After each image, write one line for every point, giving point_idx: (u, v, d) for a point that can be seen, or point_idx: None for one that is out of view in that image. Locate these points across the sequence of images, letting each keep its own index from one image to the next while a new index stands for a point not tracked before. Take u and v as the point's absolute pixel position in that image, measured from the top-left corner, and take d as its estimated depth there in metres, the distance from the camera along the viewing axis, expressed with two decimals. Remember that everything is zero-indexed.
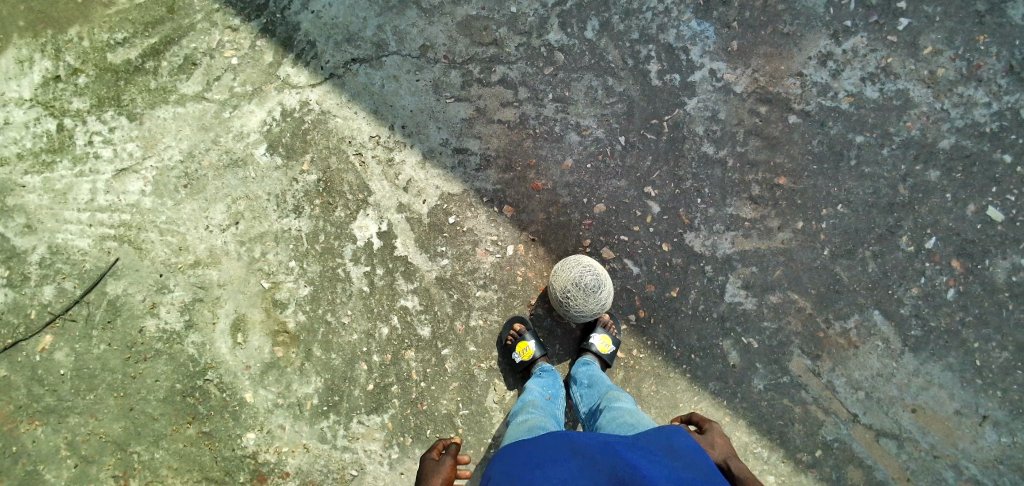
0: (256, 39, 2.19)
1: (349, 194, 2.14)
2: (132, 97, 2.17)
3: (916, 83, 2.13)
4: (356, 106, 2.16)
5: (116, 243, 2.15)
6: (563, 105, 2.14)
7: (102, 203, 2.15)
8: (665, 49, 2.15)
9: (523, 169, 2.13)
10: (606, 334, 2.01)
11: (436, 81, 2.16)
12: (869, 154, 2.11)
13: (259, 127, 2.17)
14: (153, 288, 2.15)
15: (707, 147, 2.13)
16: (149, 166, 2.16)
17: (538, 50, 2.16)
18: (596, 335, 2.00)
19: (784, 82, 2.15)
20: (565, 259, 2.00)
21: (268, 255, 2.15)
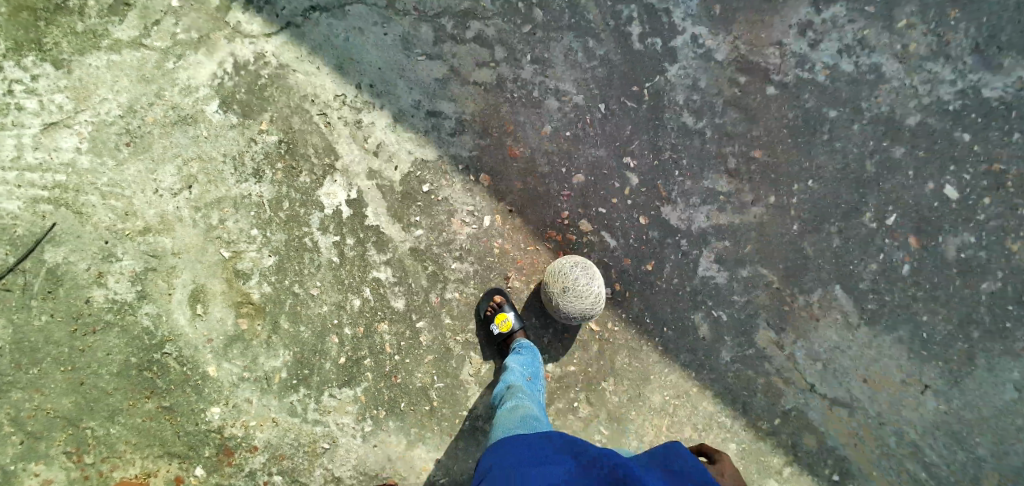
0: None
1: (314, 158, 2.01)
2: (56, 40, 1.92)
3: (889, 57, 2.19)
4: (319, 61, 1.98)
5: (51, 207, 1.95)
6: (542, 68, 2.05)
7: (30, 161, 1.93)
8: (648, 10, 2.09)
9: (500, 136, 2.06)
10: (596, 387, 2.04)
11: (404, 35, 2.00)
12: (841, 129, 2.20)
13: (209, 80, 1.96)
14: (98, 256, 1.99)
15: (687, 117, 2.14)
16: (83, 120, 1.94)
17: (516, 5, 2.03)
18: None
19: (764, 51, 2.16)
20: (567, 258, 1.96)
21: (227, 222, 2.01)
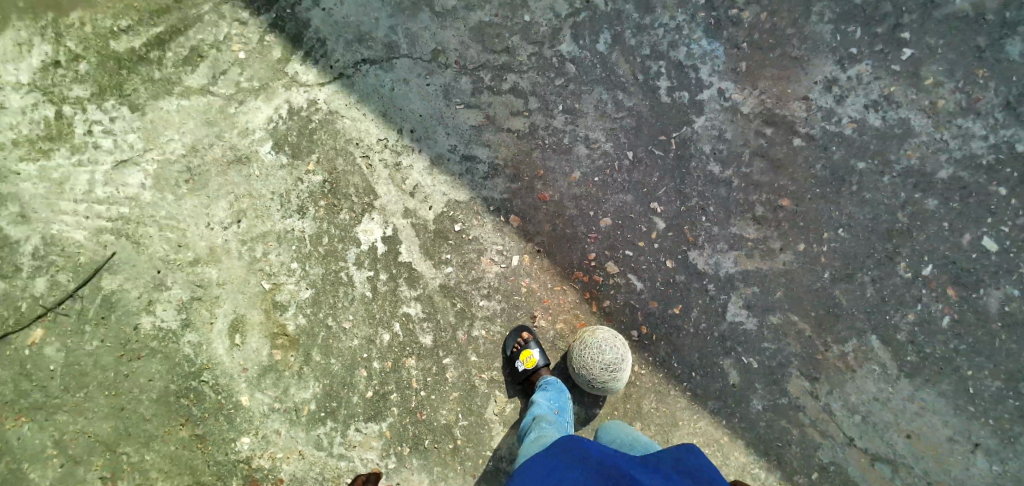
0: (264, 34, 2.12)
1: (355, 197, 2.12)
2: (135, 87, 2.11)
3: (917, 112, 2.21)
4: (365, 108, 2.12)
5: (114, 237, 2.11)
6: (573, 117, 2.14)
7: (100, 195, 2.10)
8: (675, 65, 2.16)
9: (531, 180, 2.14)
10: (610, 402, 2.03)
11: (445, 86, 2.12)
12: (869, 181, 2.21)
13: (265, 124, 2.12)
14: (150, 284, 2.11)
15: (713, 166, 2.19)
16: (149, 159, 2.11)
17: (550, 60, 2.13)
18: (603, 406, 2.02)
19: (791, 105, 2.19)
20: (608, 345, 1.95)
21: (270, 255, 2.13)
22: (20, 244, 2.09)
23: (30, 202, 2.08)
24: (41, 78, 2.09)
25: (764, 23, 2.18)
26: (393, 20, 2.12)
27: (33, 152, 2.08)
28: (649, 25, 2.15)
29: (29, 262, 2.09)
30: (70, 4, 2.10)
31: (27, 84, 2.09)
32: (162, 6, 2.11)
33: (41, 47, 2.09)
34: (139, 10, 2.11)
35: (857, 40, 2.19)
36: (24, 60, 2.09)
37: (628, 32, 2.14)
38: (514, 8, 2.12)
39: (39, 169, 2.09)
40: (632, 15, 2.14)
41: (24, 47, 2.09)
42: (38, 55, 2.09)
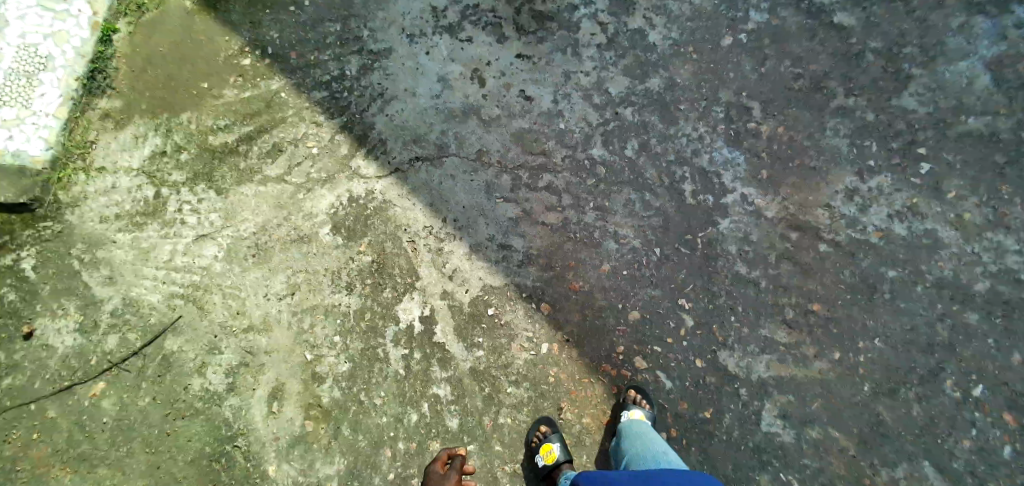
0: (336, 134, 2.47)
1: (398, 277, 2.29)
2: (223, 174, 2.45)
3: (944, 224, 2.25)
4: (415, 198, 2.37)
5: (183, 301, 2.33)
6: (603, 214, 2.30)
7: (178, 263, 2.37)
8: (699, 171, 2.34)
9: (562, 269, 2.27)
10: (639, 410, 2.08)
11: (488, 182, 2.36)
12: (903, 290, 2.20)
13: (327, 209, 2.38)
14: (206, 347, 2.29)
15: (740, 267, 2.24)
16: (224, 234, 2.38)
17: (583, 162, 2.37)
18: (629, 411, 2.08)
19: (814, 212, 2.29)
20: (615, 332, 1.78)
21: (316, 328, 2.28)
22: (102, 303, 2.34)
23: (119, 266, 2.37)
24: (149, 164, 2.47)
25: (781, 136, 2.38)
26: (445, 126, 2.45)
27: (130, 225, 2.40)
28: (673, 135, 2.40)
29: (107, 320, 2.33)
30: (183, 106, 2.54)
31: (137, 169, 2.47)
32: (254, 110, 2.52)
33: (153, 139, 2.51)
34: (236, 113, 2.52)
35: (873, 153, 2.35)
36: (138, 148, 2.49)
37: (653, 140, 2.39)
38: (552, 118, 2.43)
39: (133, 239, 2.39)
40: (657, 126, 2.41)
41: (139, 139, 2.51)
42: (150, 145, 2.50)
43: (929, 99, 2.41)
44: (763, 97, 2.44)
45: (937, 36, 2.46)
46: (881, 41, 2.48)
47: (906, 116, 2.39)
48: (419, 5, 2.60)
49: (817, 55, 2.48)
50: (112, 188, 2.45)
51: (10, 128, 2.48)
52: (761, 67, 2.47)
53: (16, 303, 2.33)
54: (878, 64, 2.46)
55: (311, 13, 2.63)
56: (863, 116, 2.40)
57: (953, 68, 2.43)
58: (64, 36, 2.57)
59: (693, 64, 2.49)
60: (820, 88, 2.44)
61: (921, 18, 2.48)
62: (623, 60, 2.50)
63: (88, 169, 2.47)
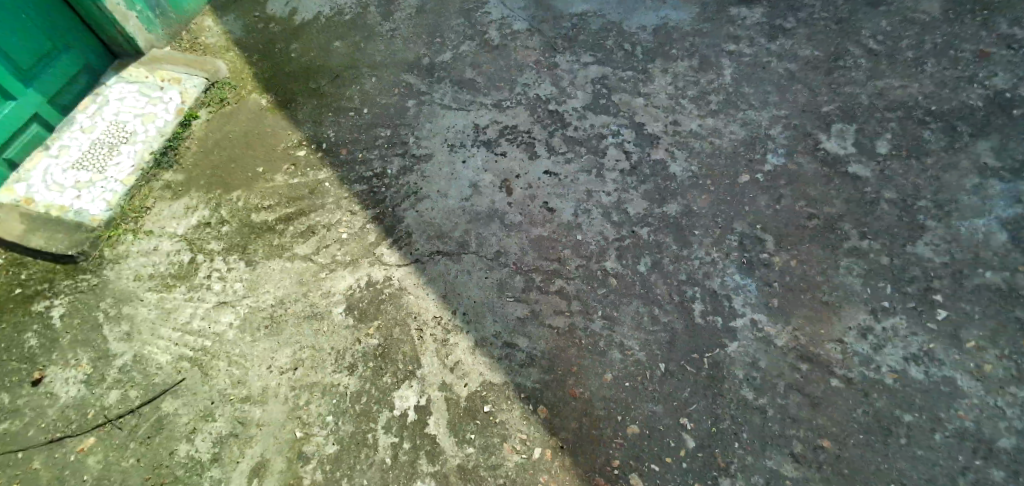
0: (367, 223, 2.64)
1: (401, 362, 2.30)
2: (256, 248, 2.61)
3: (962, 372, 2.16)
4: (430, 288, 2.46)
5: (189, 364, 2.36)
6: (610, 323, 2.34)
7: (194, 327, 2.44)
8: (710, 292, 2.38)
9: (564, 373, 2.25)
10: None
11: (502, 280, 2.46)
12: (920, 436, 2.07)
13: (344, 290, 2.48)
14: (200, 413, 2.25)
15: (747, 391, 2.18)
16: (243, 304, 2.48)
17: (595, 271, 2.45)
18: None
19: (825, 345, 2.25)
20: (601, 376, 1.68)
21: (311, 405, 2.24)
22: (114, 358, 2.38)
23: (139, 324, 2.45)
24: (193, 233, 2.68)
25: (794, 268, 2.42)
26: (469, 225, 2.60)
27: (160, 286, 2.54)
28: (686, 256, 2.47)
29: (113, 375, 2.34)
30: (236, 185, 2.80)
31: (180, 236, 2.67)
32: (299, 195, 2.74)
33: (201, 211, 2.74)
34: (281, 196, 2.75)
35: (888, 295, 2.33)
36: (186, 218, 2.72)
37: (666, 259, 2.46)
38: (570, 229, 2.56)
39: (159, 299, 2.51)
40: (671, 246, 2.50)
41: (190, 210, 2.74)
42: (197, 216, 2.72)
43: (944, 249, 2.40)
44: (777, 231, 2.51)
45: (950, 194, 2.52)
46: (894, 192, 2.55)
47: (922, 263, 2.38)
48: (463, 122, 2.93)
49: (831, 199, 2.57)
50: (154, 251, 2.63)
51: (82, 188, 2.78)
52: (775, 203, 2.58)
53: (35, 349, 2.41)
54: (892, 213, 2.50)
55: (369, 119, 2.98)
56: (878, 259, 2.41)
57: (968, 224, 2.44)
58: (152, 117, 3.00)
59: (710, 195, 2.62)
60: (834, 228, 2.50)
61: (933, 176, 2.57)
62: (643, 185, 2.67)
63: (137, 231, 2.69)
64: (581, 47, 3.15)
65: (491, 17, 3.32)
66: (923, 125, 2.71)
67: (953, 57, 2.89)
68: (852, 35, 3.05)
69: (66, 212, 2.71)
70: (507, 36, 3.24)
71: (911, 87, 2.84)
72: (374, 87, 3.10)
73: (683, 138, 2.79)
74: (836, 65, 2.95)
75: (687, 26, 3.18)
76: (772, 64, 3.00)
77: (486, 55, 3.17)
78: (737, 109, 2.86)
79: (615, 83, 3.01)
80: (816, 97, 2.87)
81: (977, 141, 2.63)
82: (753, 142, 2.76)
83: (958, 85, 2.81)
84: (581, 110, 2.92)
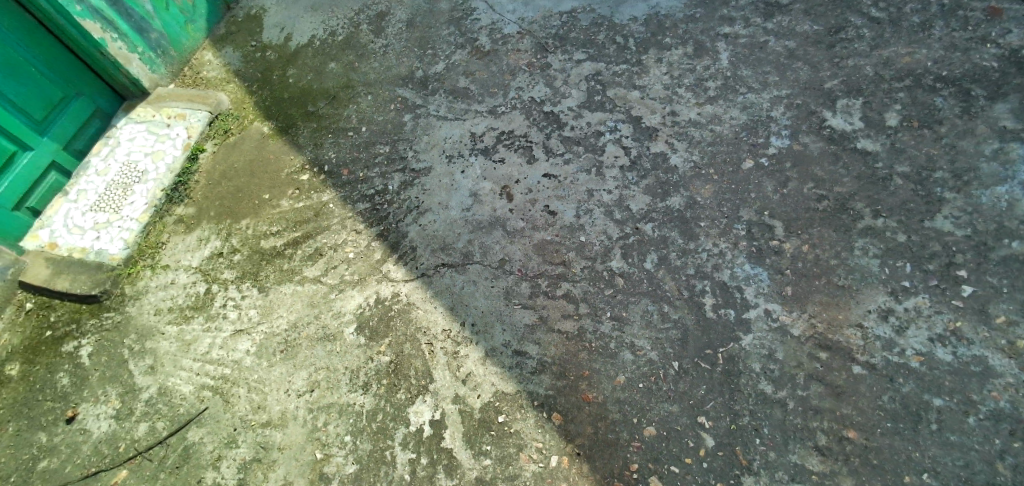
0: (372, 241, 2.67)
1: (413, 378, 2.31)
2: (267, 274, 2.65)
3: (994, 350, 2.06)
4: (437, 302, 2.46)
5: (211, 393, 2.39)
6: (620, 324, 2.31)
7: (214, 356, 2.47)
8: (720, 285, 2.33)
9: (576, 378, 2.23)
10: None
11: (508, 288, 2.45)
12: (951, 420, 1.98)
13: (354, 309, 2.50)
14: (224, 440, 2.28)
15: (765, 385, 2.13)
16: (259, 330, 2.51)
17: (601, 272, 2.43)
18: None
19: (844, 331, 2.18)
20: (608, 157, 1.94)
21: (329, 426, 2.26)
22: (140, 391, 2.42)
23: (162, 356, 2.49)
24: (206, 263, 2.73)
25: (806, 254, 2.34)
26: (472, 235, 2.60)
27: (179, 317, 2.59)
28: (693, 249, 2.42)
29: (141, 407, 2.39)
30: (244, 214, 2.86)
31: (195, 267, 2.73)
32: (305, 218, 2.79)
33: (214, 241, 2.80)
34: (288, 220, 2.79)
35: (908, 274, 2.24)
36: (199, 249, 2.78)
37: (673, 254, 2.42)
38: (573, 231, 2.54)
39: (178, 331, 2.55)
40: (677, 240, 2.45)
41: (203, 242, 2.81)
42: (210, 247, 2.78)
43: (966, 222, 2.29)
44: (786, 216, 2.44)
45: (968, 162, 2.41)
46: (908, 166, 2.45)
47: (941, 237, 2.28)
48: (459, 131, 2.93)
49: (840, 178, 2.49)
50: (171, 284, 2.69)
51: (101, 229, 2.88)
52: (782, 188, 2.51)
53: (68, 387, 2.47)
54: (907, 188, 2.41)
55: (366, 138, 3.01)
56: (895, 237, 2.32)
57: (989, 192, 2.33)
58: (161, 155, 3.09)
59: (714, 184, 2.56)
60: (846, 209, 2.41)
61: (949, 144, 2.46)
62: (644, 180, 2.62)
63: (154, 266, 2.76)
64: (573, 45, 3.12)
65: (481, 23, 3.32)
66: (934, 92, 2.60)
67: (962, 17, 2.77)
68: (853, 5, 2.95)
69: (87, 253, 2.81)
70: (497, 41, 3.23)
71: (918, 53, 2.72)
72: (370, 105, 3.13)
73: (683, 128, 2.74)
74: (838, 38, 2.85)
75: (679, 12, 3.11)
76: (770, 43, 2.91)
77: (478, 62, 3.17)
78: (736, 93, 2.79)
79: (609, 77, 2.97)
80: (818, 73, 2.77)
81: (994, 104, 2.51)
82: (756, 126, 2.68)
83: (969, 46, 2.69)
84: (577, 109, 2.89)
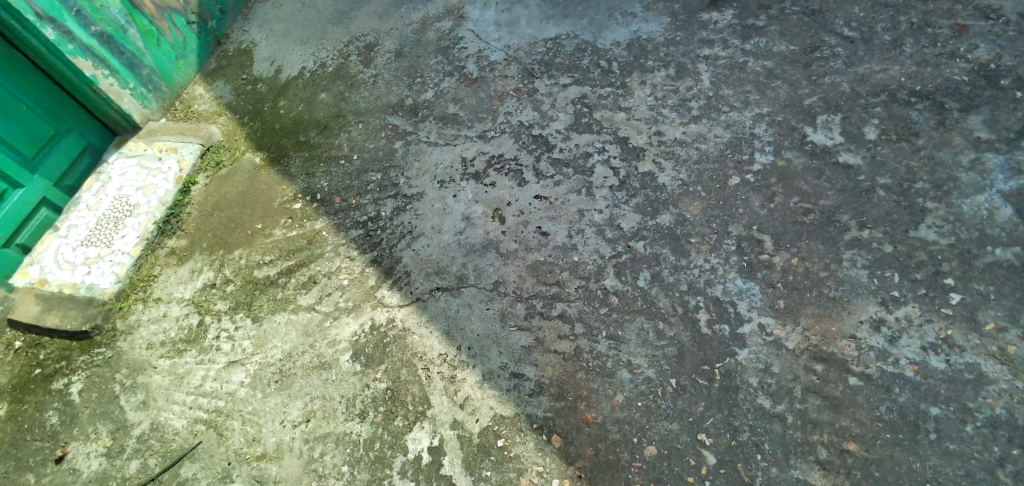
0: (366, 267, 2.67)
1: (410, 404, 2.29)
2: (261, 303, 2.64)
3: (985, 357, 2.08)
4: (432, 326, 2.46)
5: (205, 427, 2.35)
6: (616, 343, 2.31)
7: (207, 388, 2.44)
8: (713, 300, 2.35)
9: (574, 399, 2.23)
10: None
11: (503, 310, 2.45)
12: (949, 429, 1.99)
13: (349, 336, 2.49)
14: (218, 475, 2.24)
15: (763, 399, 2.13)
16: (253, 361, 2.48)
17: (595, 291, 2.44)
18: None
19: (838, 342, 2.20)
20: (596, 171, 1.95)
21: (326, 456, 2.23)
22: (132, 428, 2.38)
23: (154, 391, 2.46)
24: (199, 294, 2.72)
25: (796, 267, 2.38)
26: (466, 258, 2.62)
27: (171, 351, 2.56)
28: (685, 266, 2.45)
29: (133, 444, 2.34)
30: (236, 244, 2.85)
31: (188, 299, 2.71)
32: (298, 246, 2.79)
33: (206, 273, 2.78)
34: (281, 249, 2.79)
35: (897, 284, 2.27)
36: (191, 281, 2.77)
37: (665, 271, 2.44)
38: (565, 251, 2.56)
39: (170, 364, 2.52)
40: (669, 257, 2.48)
41: (195, 273, 2.80)
42: (203, 278, 2.77)
43: (949, 231, 2.34)
44: (774, 230, 2.48)
45: (947, 173, 2.47)
46: (890, 178, 2.51)
47: (927, 247, 2.33)
48: (450, 157, 2.96)
49: (825, 192, 2.54)
50: (163, 317, 2.67)
51: (92, 263, 2.86)
52: (769, 203, 2.55)
53: (57, 426, 2.42)
54: (891, 199, 2.46)
55: (358, 165, 3.03)
56: (881, 248, 2.36)
57: (970, 201, 2.39)
58: (153, 188, 3.09)
59: (703, 201, 2.61)
60: (833, 221, 2.45)
61: (928, 156, 2.53)
62: (634, 199, 2.66)
63: (146, 299, 2.74)
64: (558, 70, 3.19)
65: (467, 52, 3.39)
66: (910, 106, 2.68)
67: (932, 34, 2.87)
68: (828, 25, 3.04)
69: (78, 288, 2.78)
70: (484, 68, 3.29)
71: (892, 70, 2.81)
72: (360, 134, 3.16)
73: (669, 148, 2.79)
74: (814, 57, 2.94)
75: (660, 36, 3.20)
76: (750, 63, 2.99)
77: (466, 88, 3.22)
78: (720, 112, 2.86)
79: (595, 100, 3.03)
80: (798, 91, 2.85)
81: (969, 116, 2.59)
82: (740, 144, 2.74)
83: (940, 61, 2.78)
84: (565, 131, 2.94)
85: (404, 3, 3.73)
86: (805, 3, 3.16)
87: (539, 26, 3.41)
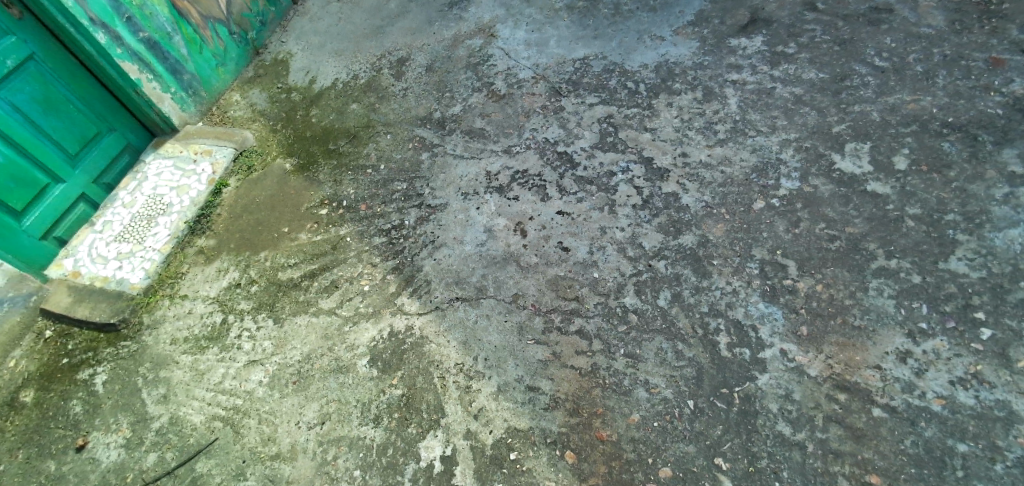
0: (388, 274, 2.70)
1: (425, 412, 2.29)
2: (283, 305, 2.68)
3: (1017, 394, 2.02)
4: (449, 335, 2.47)
5: (222, 424, 2.38)
6: (633, 361, 2.30)
7: (226, 386, 2.47)
8: (735, 323, 2.33)
9: (590, 416, 2.21)
10: None
11: (521, 323, 2.46)
12: (977, 467, 1.93)
13: (368, 342, 2.51)
14: (232, 472, 2.25)
15: (783, 426, 2.09)
16: (273, 361, 2.51)
17: (614, 308, 2.43)
18: None
19: (862, 371, 2.15)
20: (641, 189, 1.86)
21: (339, 459, 2.23)
22: (151, 421, 2.42)
23: (175, 385, 2.50)
24: (224, 293, 2.77)
25: (820, 293, 2.34)
26: (486, 270, 2.63)
27: (194, 347, 2.60)
28: (707, 287, 2.43)
29: (151, 437, 2.38)
30: (262, 246, 2.92)
31: (213, 297, 2.77)
32: (323, 251, 2.84)
33: (232, 273, 2.84)
34: (306, 252, 2.84)
35: (924, 315, 2.22)
36: (218, 280, 2.83)
37: (686, 292, 2.43)
38: (586, 267, 2.57)
39: (193, 360, 2.57)
40: (690, 278, 2.46)
41: (221, 272, 2.86)
42: (228, 278, 2.83)
43: (981, 264, 2.29)
44: (799, 255, 2.45)
45: (979, 205, 2.43)
46: (919, 208, 2.47)
47: (957, 279, 2.28)
48: (475, 170, 3.01)
49: (852, 219, 2.51)
50: (188, 314, 2.73)
51: (123, 258, 2.95)
52: (794, 228, 2.53)
53: (80, 416, 2.47)
54: (920, 229, 2.42)
55: (385, 175, 3.09)
56: (909, 278, 2.31)
57: (1002, 235, 2.33)
58: (186, 189, 3.19)
59: (726, 224, 2.59)
60: (858, 249, 2.42)
61: (959, 188, 2.49)
62: (657, 218, 2.66)
63: (173, 295, 2.81)
64: (586, 89, 3.23)
65: (497, 69, 3.45)
66: (941, 137, 2.65)
67: (965, 67, 2.85)
68: (859, 54, 3.04)
69: (108, 281, 2.87)
70: (513, 85, 3.35)
71: (924, 100, 2.79)
72: (389, 144, 3.23)
73: (693, 170, 2.79)
74: (844, 85, 2.93)
75: (688, 60, 3.22)
76: (777, 89, 3.00)
77: (493, 104, 3.28)
78: (746, 136, 2.86)
79: (621, 120, 3.05)
80: (827, 118, 2.84)
81: (1002, 149, 2.55)
82: (766, 168, 2.73)
83: (973, 94, 2.75)
84: (590, 149, 2.97)
85: (437, 20, 3.82)
86: (835, 32, 3.16)
87: (569, 47, 3.46)
